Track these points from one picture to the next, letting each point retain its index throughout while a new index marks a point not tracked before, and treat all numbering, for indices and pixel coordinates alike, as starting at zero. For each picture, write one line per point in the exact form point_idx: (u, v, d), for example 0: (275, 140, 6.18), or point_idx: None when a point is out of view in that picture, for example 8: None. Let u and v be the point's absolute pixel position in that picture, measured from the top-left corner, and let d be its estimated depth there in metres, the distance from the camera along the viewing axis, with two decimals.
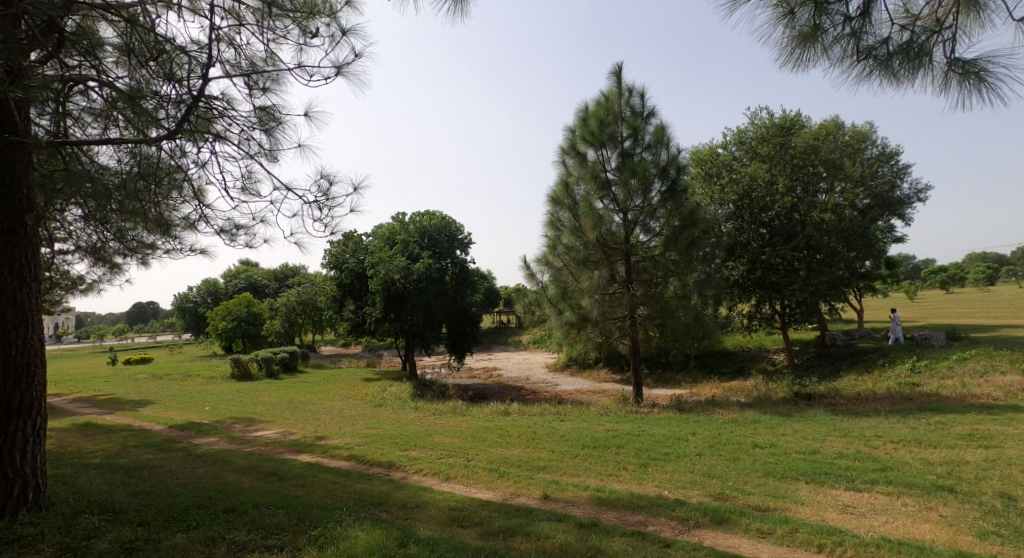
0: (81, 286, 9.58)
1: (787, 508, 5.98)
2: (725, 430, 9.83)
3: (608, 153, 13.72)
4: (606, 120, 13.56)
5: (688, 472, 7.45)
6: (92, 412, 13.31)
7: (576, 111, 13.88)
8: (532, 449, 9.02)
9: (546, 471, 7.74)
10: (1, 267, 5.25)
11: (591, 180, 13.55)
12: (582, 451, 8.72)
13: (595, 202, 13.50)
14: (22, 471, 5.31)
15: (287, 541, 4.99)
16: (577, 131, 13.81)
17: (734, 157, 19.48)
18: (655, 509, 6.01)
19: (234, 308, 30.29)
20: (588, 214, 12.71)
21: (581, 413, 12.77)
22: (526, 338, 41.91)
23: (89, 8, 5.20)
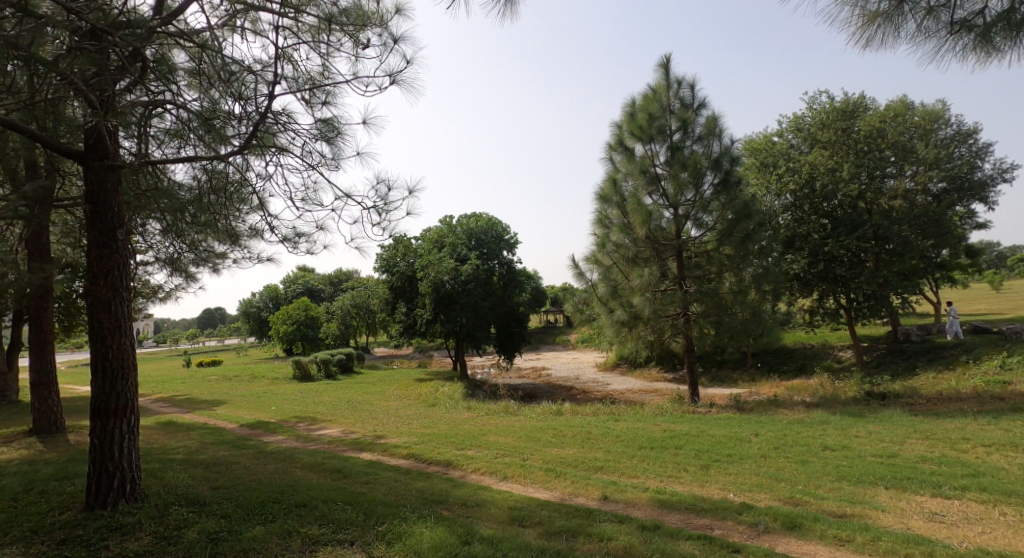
0: (160, 294, 10.30)
1: (867, 515, 5.72)
2: (791, 430, 9.46)
3: (656, 147, 13.51)
4: (655, 113, 13.35)
5: (753, 474, 7.23)
6: (172, 411, 14.29)
7: (623, 106, 13.76)
8: (588, 449, 9.00)
9: (604, 471, 7.71)
10: (97, 279, 5.71)
11: (640, 175, 13.31)
12: (639, 451, 8.61)
13: (644, 198, 13.23)
14: (120, 465, 5.76)
15: (356, 536, 5.19)
16: (624, 127, 13.67)
17: (792, 145, 18.74)
18: (721, 512, 5.89)
19: (293, 312, 31.55)
20: (636, 211, 12.59)
21: (635, 412, 12.59)
22: (574, 337, 41.82)
23: (166, 36, 5.59)
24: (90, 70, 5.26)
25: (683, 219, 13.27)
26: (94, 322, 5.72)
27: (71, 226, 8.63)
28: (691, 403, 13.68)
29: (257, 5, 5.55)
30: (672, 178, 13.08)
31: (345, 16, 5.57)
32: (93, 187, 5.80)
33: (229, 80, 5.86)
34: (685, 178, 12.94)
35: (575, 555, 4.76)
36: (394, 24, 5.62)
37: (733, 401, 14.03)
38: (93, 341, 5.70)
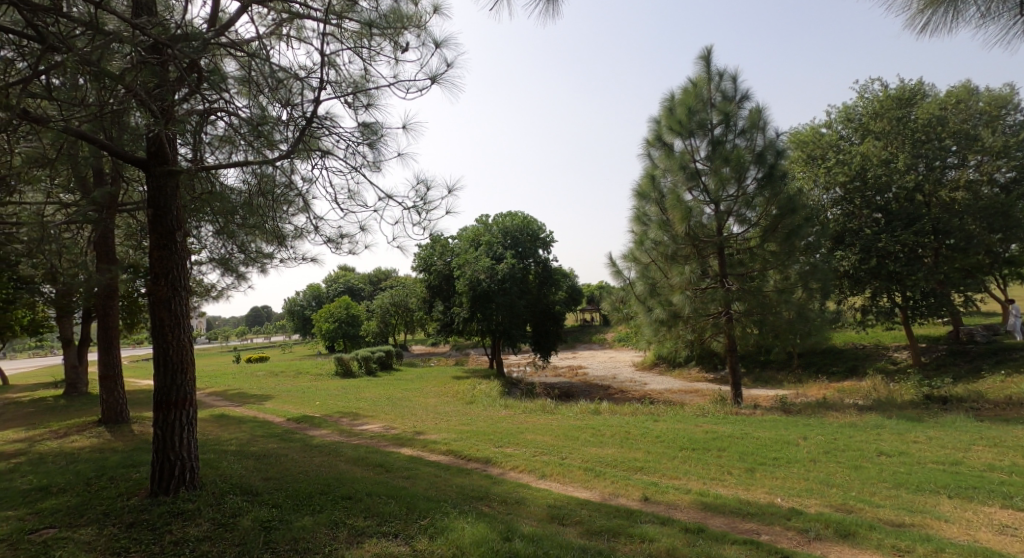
0: (213, 293, 10.81)
1: (928, 525, 5.53)
2: (842, 434, 9.18)
3: (697, 142, 13.29)
4: (695, 107, 13.14)
5: (801, 479, 7.08)
6: (224, 404, 14.98)
7: (662, 101, 13.62)
8: (627, 448, 8.98)
9: (644, 472, 7.68)
10: (159, 279, 6.06)
11: (679, 171, 13.12)
12: (680, 452, 8.53)
13: (684, 194, 13.04)
14: (181, 455, 6.10)
15: (400, 529, 5.35)
16: (663, 122, 13.52)
17: (841, 136, 18.14)
18: (767, 517, 5.79)
19: (335, 310, 32.41)
20: (676, 207, 12.40)
21: (676, 413, 12.45)
22: (610, 336, 41.47)
23: (218, 47, 5.87)
24: (152, 82, 5.58)
25: (724, 215, 13.01)
26: (156, 320, 6.07)
27: (134, 229, 9.17)
28: (735, 404, 13.41)
29: (302, 13, 5.76)
30: (714, 173, 12.88)
31: (385, 21, 5.71)
32: (154, 192, 6.15)
33: (277, 86, 6.10)
34: (727, 173, 12.67)
35: (616, 555, 4.79)
36: (433, 27, 5.73)
37: (780, 402, 13.68)
38: (156, 338, 6.05)
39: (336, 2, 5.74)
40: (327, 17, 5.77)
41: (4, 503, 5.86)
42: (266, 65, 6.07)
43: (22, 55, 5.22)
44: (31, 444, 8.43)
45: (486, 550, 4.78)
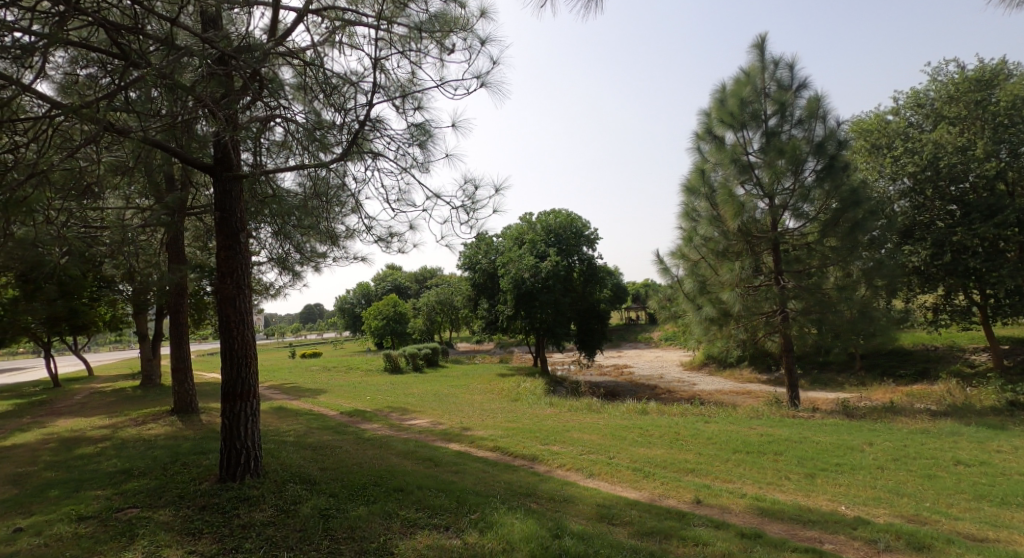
0: (271, 291, 11.36)
1: (1012, 542, 5.25)
2: (913, 441, 8.76)
3: (750, 134, 12.92)
4: (747, 98, 12.81)
5: (867, 487, 6.83)
6: (281, 397, 15.68)
7: (712, 93, 13.34)
8: (676, 449, 8.87)
9: (696, 474, 7.58)
10: (225, 278, 6.44)
11: (730, 165, 12.71)
12: (734, 455, 8.36)
13: (736, 188, 12.66)
14: (246, 444, 6.46)
15: (451, 522, 5.49)
16: (713, 115, 13.25)
17: (911, 123, 17.33)
18: (830, 525, 5.64)
19: (383, 308, 33.02)
20: (727, 202, 12.00)
21: (728, 415, 12.16)
22: (657, 335, 40.82)
23: (278, 56, 6.17)
24: (219, 92, 5.92)
25: (779, 210, 12.56)
26: (223, 316, 6.45)
27: (201, 230, 9.77)
28: (792, 407, 12.97)
29: (354, 20, 5.97)
30: (768, 166, 12.35)
31: (433, 24, 5.84)
32: (220, 196, 6.52)
33: (330, 91, 6.32)
34: (782, 165, 12.21)
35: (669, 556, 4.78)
36: (478, 27, 5.80)
37: (841, 406, 13.14)
38: (222, 334, 6.43)
39: (386, 8, 5.92)
40: (377, 23, 5.96)
41: (93, 483, 6.38)
42: (321, 71, 6.32)
43: (106, 71, 5.65)
44: (114, 431, 9.10)
45: (536, 547, 4.84)
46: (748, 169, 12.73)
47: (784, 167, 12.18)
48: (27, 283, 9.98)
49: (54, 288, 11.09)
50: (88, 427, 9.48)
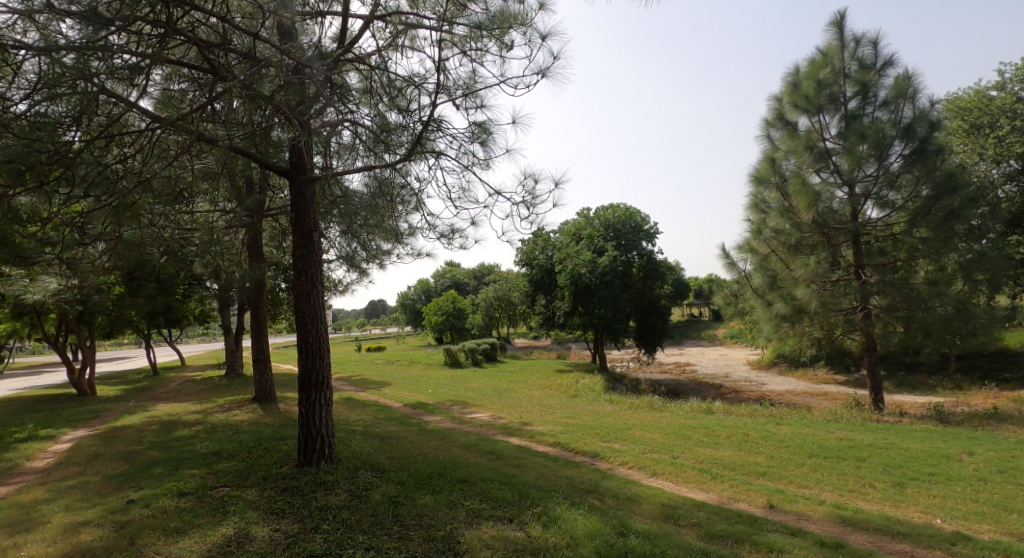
0: (339, 288, 11.90)
1: None
2: (1018, 452, 8.11)
3: (827, 118, 12.31)
4: (825, 80, 12.17)
5: (966, 499, 6.44)
6: (350, 389, 16.40)
7: (785, 76, 12.81)
8: (745, 451, 8.65)
9: (768, 477, 7.37)
10: (301, 275, 6.85)
11: (806, 152, 12.13)
12: (809, 459, 8.05)
13: (811, 176, 12.05)
14: (321, 432, 6.84)
15: (514, 515, 5.62)
16: (786, 100, 12.73)
17: (1019, 98, 16.12)
18: (923, 539, 5.37)
19: (442, 304, 33.71)
20: (801, 192, 11.30)
21: (803, 417, 11.66)
22: (722, 333, 39.59)
23: (346, 63, 6.48)
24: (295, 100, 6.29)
25: (860, 198, 11.82)
26: (299, 311, 6.86)
27: (276, 230, 10.37)
28: (875, 410, 12.27)
29: (417, 23, 6.15)
30: (848, 152, 11.58)
31: (493, 23, 5.93)
32: (295, 198, 6.93)
33: (395, 93, 6.54)
34: (864, 150, 11.49)
35: None
36: (537, 22, 5.84)
37: (933, 411, 12.28)
38: (298, 327, 6.83)
39: (447, 9, 6.06)
40: (439, 25, 6.10)
41: (190, 463, 6.97)
42: (386, 74, 6.54)
43: (196, 85, 6.15)
44: (205, 416, 9.86)
45: (601, 543, 4.90)
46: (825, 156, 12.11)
47: (867, 152, 11.47)
48: (131, 281, 10.99)
49: (153, 285, 12.14)
50: (182, 412, 10.32)
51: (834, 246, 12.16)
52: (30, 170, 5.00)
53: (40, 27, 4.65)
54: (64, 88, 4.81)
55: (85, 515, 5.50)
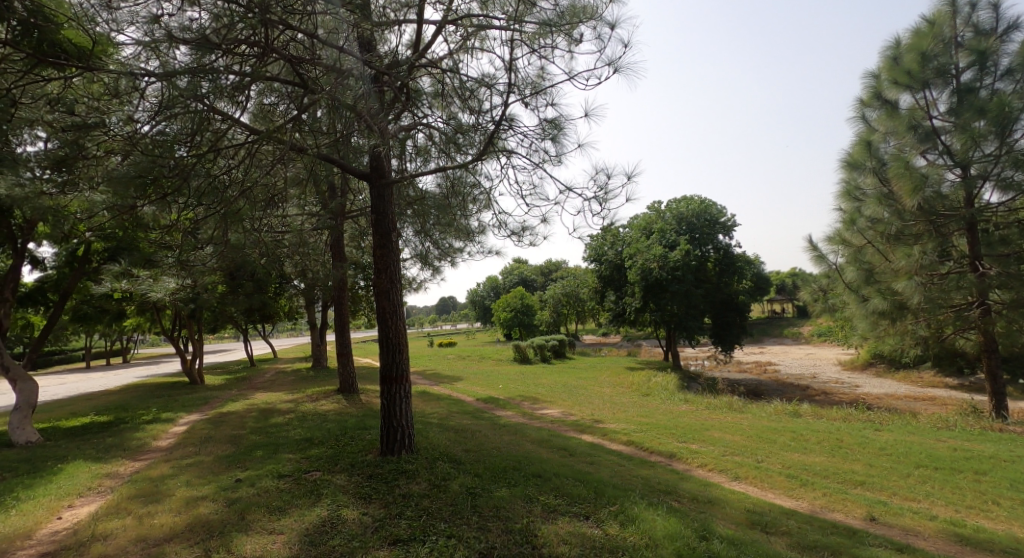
0: (414, 285, 12.33)
1: None
2: None
3: (935, 93, 11.39)
4: (932, 52, 11.23)
5: None
6: (425, 383, 16.98)
7: (884, 50, 11.95)
8: (838, 458, 8.24)
9: (866, 487, 7.00)
10: (381, 273, 7.20)
11: (908, 132, 11.20)
12: (915, 470, 7.52)
13: (916, 158, 11.08)
14: (401, 422, 7.18)
15: (590, 512, 5.67)
16: (884, 76, 11.88)
17: None
18: None
19: (511, 301, 34.01)
20: (904, 176, 10.35)
21: (906, 423, 10.86)
22: (807, 330, 37.50)
23: (420, 68, 6.70)
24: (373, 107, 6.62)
25: (976, 180, 10.76)
26: (379, 307, 7.23)
27: (357, 231, 10.93)
28: (993, 418, 11.23)
29: (486, 25, 6.27)
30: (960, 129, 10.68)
31: (562, 19, 5.94)
32: (375, 200, 7.29)
33: (466, 95, 6.68)
34: (982, 127, 10.45)
35: None
36: (607, 15, 5.79)
37: None
38: (379, 323, 7.20)
39: (516, 8, 6.13)
40: (508, 24, 6.18)
41: (286, 448, 7.53)
42: (457, 77, 6.71)
43: (287, 98, 6.62)
44: (296, 405, 10.57)
45: (683, 546, 4.87)
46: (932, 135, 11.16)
47: (985, 129, 10.43)
48: (233, 279, 11.94)
49: (251, 284, 13.13)
50: (277, 401, 11.11)
51: (943, 236, 11.21)
52: (154, 182, 5.68)
53: (158, 55, 5.22)
54: (178, 108, 5.48)
55: (202, 490, 6.11)
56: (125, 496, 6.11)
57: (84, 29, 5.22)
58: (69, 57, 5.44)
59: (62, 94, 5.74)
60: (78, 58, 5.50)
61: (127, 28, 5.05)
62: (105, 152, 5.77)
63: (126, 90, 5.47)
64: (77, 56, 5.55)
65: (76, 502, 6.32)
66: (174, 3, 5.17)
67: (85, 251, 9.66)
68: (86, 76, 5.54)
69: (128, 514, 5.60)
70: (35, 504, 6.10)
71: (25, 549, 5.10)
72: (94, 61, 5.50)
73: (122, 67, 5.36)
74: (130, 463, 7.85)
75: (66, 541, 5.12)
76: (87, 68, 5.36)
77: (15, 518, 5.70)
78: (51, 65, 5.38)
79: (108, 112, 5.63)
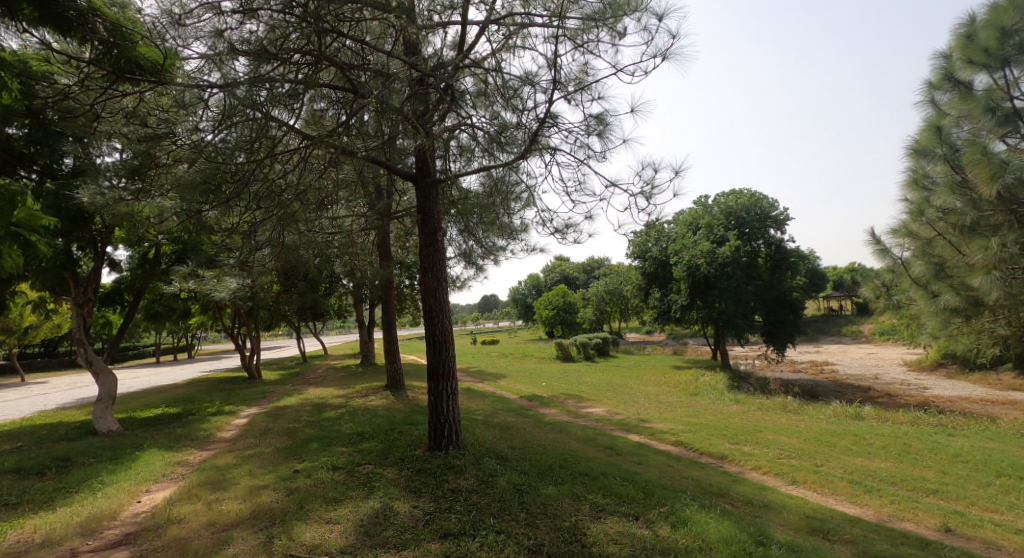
0: (457, 283, 12.48)
1: None
2: None
3: (1016, 72, 10.18)
4: (1013, 26, 10.04)
5: None
6: (470, 380, 17.22)
7: (957, 29, 11.02)
8: (906, 464, 7.86)
9: (938, 496, 6.66)
10: (428, 272, 7.36)
11: (984, 115, 10.25)
12: (995, 480, 7.11)
13: (994, 143, 10.00)
14: (448, 419, 7.31)
15: (640, 512, 5.62)
16: (955, 56, 11.01)
17: None
18: None
19: (554, 298, 33.91)
20: (980, 162, 9.57)
21: (982, 429, 10.21)
22: (868, 328, 35.74)
23: (464, 69, 6.77)
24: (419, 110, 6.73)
25: None
26: (426, 306, 7.40)
27: (403, 232, 11.15)
28: None
29: (529, 22, 6.27)
30: None
31: (606, 13, 5.88)
32: (421, 201, 7.43)
33: (510, 94, 6.69)
34: None
35: None
36: (652, 7, 5.69)
37: None
38: (426, 320, 7.36)
39: (558, 3, 6.11)
40: (551, 21, 6.16)
41: (340, 441, 7.82)
42: (500, 75, 6.75)
43: (337, 104, 6.76)
44: (347, 400, 10.94)
45: (739, 551, 4.78)
46: (1014, 118, 9.98)
47: None
48: (288, 279, 12.53)
49: (304, 283, 13.66)
50: (329, 396, 11.54)
51: None
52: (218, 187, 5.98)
53: (219, 67, 5.44)
54: (238, 117, 5.75)
55: (264, 479, 6.44)
56: (196, 483, 6.51)
57: (154, 45, 5.53)
58: (142, 72, 5.89)
59: (135, 108, 6.12)
60: (150, 73, 5.94)
61: (192, 43, 5.35)
62: (174, 161, 6.15)
63: (192, 101, 5.85)
64: (150, 71, 5.92)
65: (152, 487, 6.78)
66: (234, 17, 5.47)
67: (155, 254, 10.38)
68: (157, 90, 5.92)
69: (199, 500, 5.97)
70: (118, 487, 6.58)
71: (111, 529, 5.52)
72: (165, 75, 5.89)
73: (187, 79, 5.73)
74: (198, 452, 8.34)
75: (146, 523, 5.51)
76: (159, 81, 5.77)
77: (101, 500, 6.18)
78: (127, 80, 5.77)
79: (176, 122, 5.99)
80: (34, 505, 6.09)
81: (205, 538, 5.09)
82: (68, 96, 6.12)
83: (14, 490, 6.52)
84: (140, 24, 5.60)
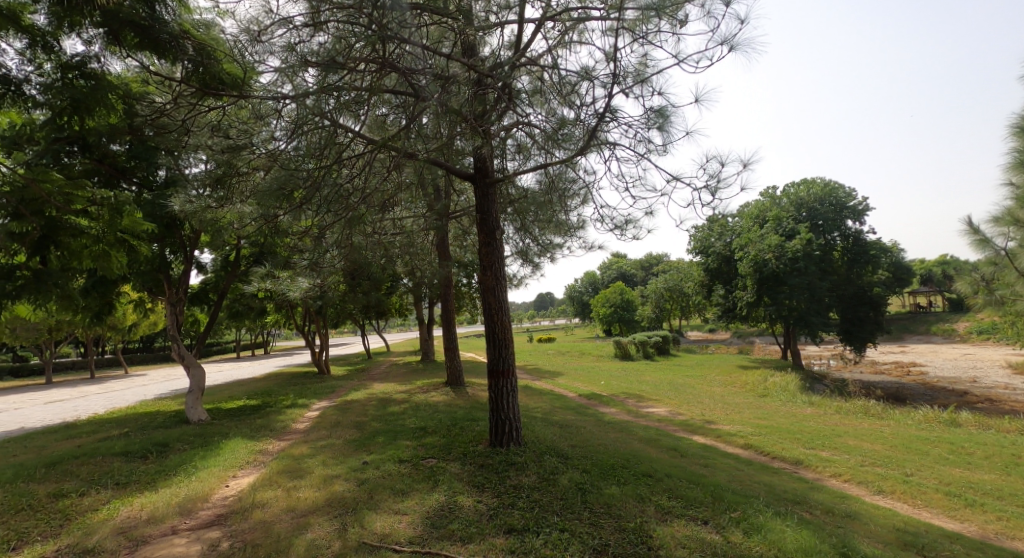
0: (514, 282, 12.54)
1: None
2: None
3: None
4: None
5: None
6: (528, 378, 17.29)
7: None
8: (1014, 477, 7.12)
9: None
10: (487, 270, 7.43)
11: None
12: None
13: None
14: (508, 416, 7.37)
15: (709, 516, 5.43)
16: None
17: None
18: None
19: (611, 296, 33.30)
20: None
21: None
22: (963, 325, 32.69)
23: (521, 68, 6.74)
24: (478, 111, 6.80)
25: None
26: (486, 304, 7.50)
27: (461, 232, 11.33)
28: None
29: (586, 17, 6.15)
30: None
31: (666, 2, 5.68)
32: (480, 201, 7.50)
33: (567, 90, 6.60)
34: None
35: None
36: None
37: None
38: (486, 318, 7.45)
39: None
40: (608, 13, 6.00)
41: (404, 435, 8.08)
42: (557, 72, 6.67)
43: (398, 109, 6.94)
44: (410, 395, 11.29)
45: None
46: None
47: None
48: (353, 278, 13.14)
49: (367, 283, 14.20)
50: (393, 391, 11.95)
51: None
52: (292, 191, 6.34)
53: (292, 78, 5.77)
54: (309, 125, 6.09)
55: (336, 470, 6.78)
56: (276, 471, 6.95)
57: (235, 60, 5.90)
58: (226, 87, 6.22)
59: (219, 122, 6.60)
60: (233, 87, 6.26)
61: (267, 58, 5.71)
62: (252, 169, 6.57)
63: (267, 113, 6.28)
64: (233, 85, 6.25)
65: (238, 473, 7.31)
66: (305, 31, 5.78)
67: (235, 256, 11.15)
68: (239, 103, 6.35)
69: (280, 487, 6.37)
70: (209, 472, 7.14)
71: (204, 510, 6.00)
72: (245, 89, 6.27)
73: (264, 92, 6.16)
74: (277, 442, 8.90)
75: (234, 506, 5.95)
76: (240, 95, 6.19)
77: (195, 483, 6.73)
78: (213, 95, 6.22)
79: (254, 132, 6.39)
80: (140, 485, 6.74)
81: (286, 522, 5.42)
82: (163, 113, 6.61)
83: (122, 471, 7.24)
84: (223, 41, 5.88)
